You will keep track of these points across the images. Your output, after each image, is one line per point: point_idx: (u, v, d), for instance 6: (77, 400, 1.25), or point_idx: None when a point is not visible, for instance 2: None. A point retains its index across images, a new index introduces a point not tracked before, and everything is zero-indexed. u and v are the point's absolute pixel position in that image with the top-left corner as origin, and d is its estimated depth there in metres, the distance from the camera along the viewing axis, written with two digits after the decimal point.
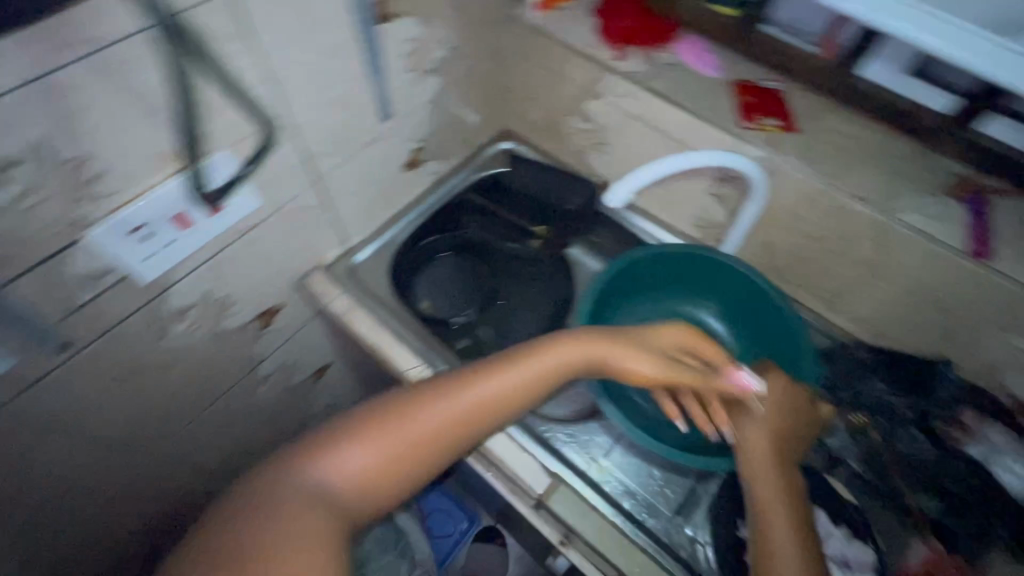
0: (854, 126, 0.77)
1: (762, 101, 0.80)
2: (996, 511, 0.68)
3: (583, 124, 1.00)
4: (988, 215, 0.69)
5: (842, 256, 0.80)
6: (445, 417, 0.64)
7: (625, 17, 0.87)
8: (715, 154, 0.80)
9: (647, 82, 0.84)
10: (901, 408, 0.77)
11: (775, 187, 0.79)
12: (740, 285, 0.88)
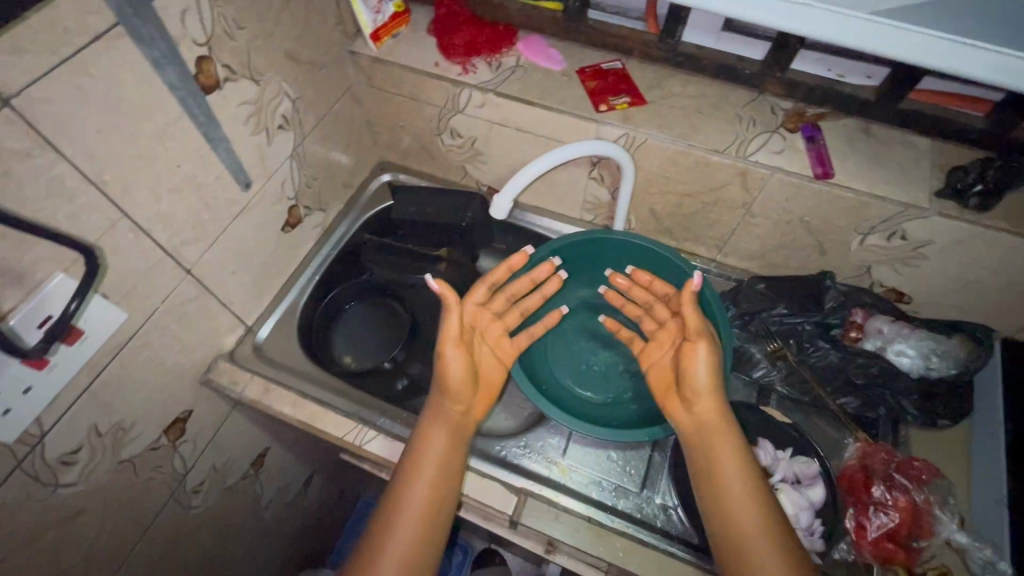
0: (695, 86, 0.83)
1: (607, 83, 0.84)
2: (899, 391, 0.77)
3: (454, 140, 1.00)
4: (823, 139, 0.77)
5: (717, 204, 0.86)
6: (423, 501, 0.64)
7: (460, 31, 0.88)
8: (593, 144, 0.78)
9: (499, 88, 0.86)
10: (803, 324, 0.83)
11: (643, 156, 0.84)
12: (644, 259, 0.90)
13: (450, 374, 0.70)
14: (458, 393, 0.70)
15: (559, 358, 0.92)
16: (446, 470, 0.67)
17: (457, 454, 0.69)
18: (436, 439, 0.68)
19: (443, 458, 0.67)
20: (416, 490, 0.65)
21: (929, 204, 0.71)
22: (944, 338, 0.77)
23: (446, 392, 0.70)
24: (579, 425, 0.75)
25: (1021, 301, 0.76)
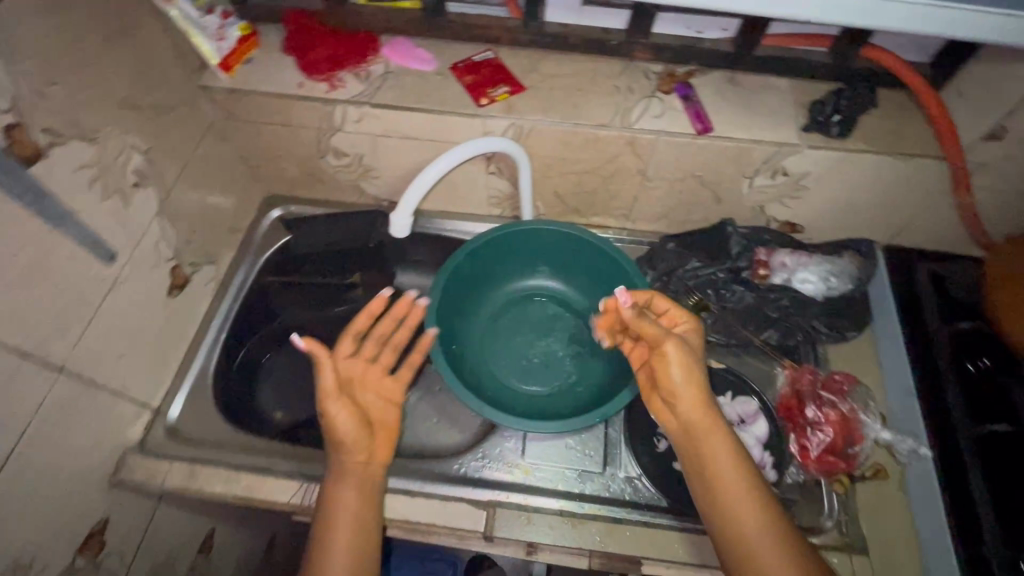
0: (569, 65, 0.83)
1: (483, 75, 0.82)
2: (809, 315, 0.84)
3: (341, 161, 0.94)
4: (696, 96, 0.80)
5: (616, 176, 0.87)
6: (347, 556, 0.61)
7: (319, 46, 0.82)
8: (481, 141, 0.76)
9: (373, 99, 0.81)
10: (717, 273, 0.87)
11: (535, 142, 0.83)
12: (560, 243, 0.91)
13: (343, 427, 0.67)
14: (353, 444, 0.68)
15: (500, 357, 0.92)
16: (361, 522, 0.65)
17: (368, 503, 0.67)
18: (344, 491, 0.66)
19: (355, 507, 0.66)
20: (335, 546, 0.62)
21: (800, 140, 0.76)
22: (837, 257, 0.85)
23: (340, 446, 0.68)
24: (535, 423, 0.73)
25: (891, 210, 0.84)
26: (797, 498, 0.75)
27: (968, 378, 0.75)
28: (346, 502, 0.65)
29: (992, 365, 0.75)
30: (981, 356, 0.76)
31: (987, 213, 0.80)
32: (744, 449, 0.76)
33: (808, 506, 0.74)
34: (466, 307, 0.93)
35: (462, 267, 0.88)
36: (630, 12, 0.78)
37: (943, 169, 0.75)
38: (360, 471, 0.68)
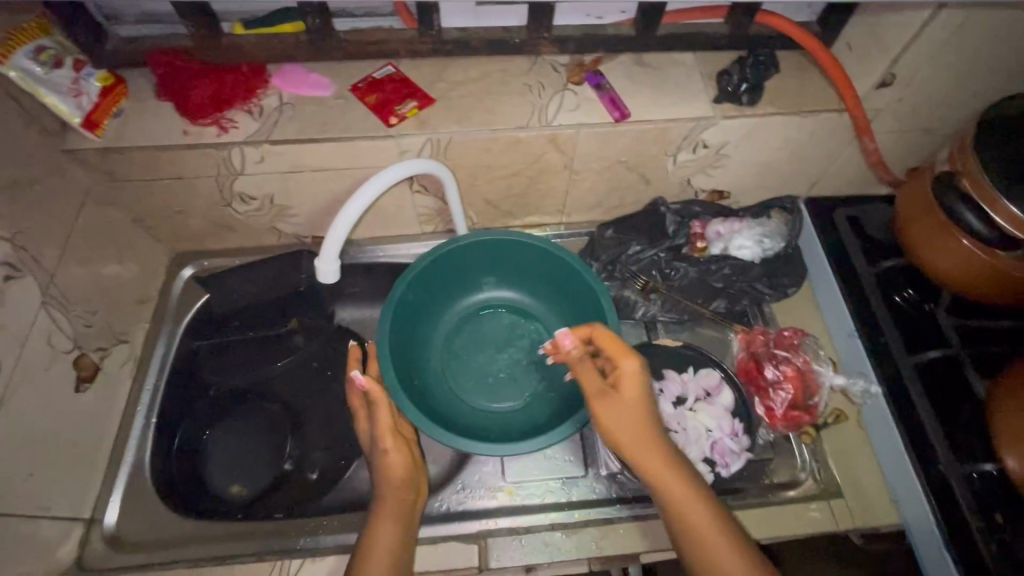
0: (475, 70, 0.80)
1: (387, 95, 0.77)
2: (750, 279, 0.86)
3: (249, 205, 0.86)
4: (608, 83, 0.79)
5: (543, 174, 0.85)
6: None
7: (198, 86, 0.74)
8: (406, 165, 0.69)
9: (272, 136, 0.75)
10: (659, 253, 0.88)
11: (456, 154, 0.79)
12: (504, 251, 0.88)
13: (393, 461, 0.70)
14: (405, 482, 0.70)
15: (465, 381, 0.89)
16: (397, 550, 0.62)
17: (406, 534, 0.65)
18: (386, 519, 0.65)
19: (395, 535, 0.64)
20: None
21: (713, 112, 0.77)
22: (766, 219, 0.88)
23: (391, 481, 0.69)
24: (516, 444, 0.71)
25: (805, 165, 0.87)
26: (773, 457, 0.78)
27: (901, 310, 0.80)
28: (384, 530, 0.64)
29: (917, 295, 0.80)
30: (907, 288, 0.81)
31: (889, 153, 0.85)
32: (712, 425, 0.78)
33: (783, 463, 0.78)
34: (417, 335, 0.88)
35: (406, 297, 0.83)
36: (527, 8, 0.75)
37: (846, 120, 0.79)
38: (403, 504, 0.68)
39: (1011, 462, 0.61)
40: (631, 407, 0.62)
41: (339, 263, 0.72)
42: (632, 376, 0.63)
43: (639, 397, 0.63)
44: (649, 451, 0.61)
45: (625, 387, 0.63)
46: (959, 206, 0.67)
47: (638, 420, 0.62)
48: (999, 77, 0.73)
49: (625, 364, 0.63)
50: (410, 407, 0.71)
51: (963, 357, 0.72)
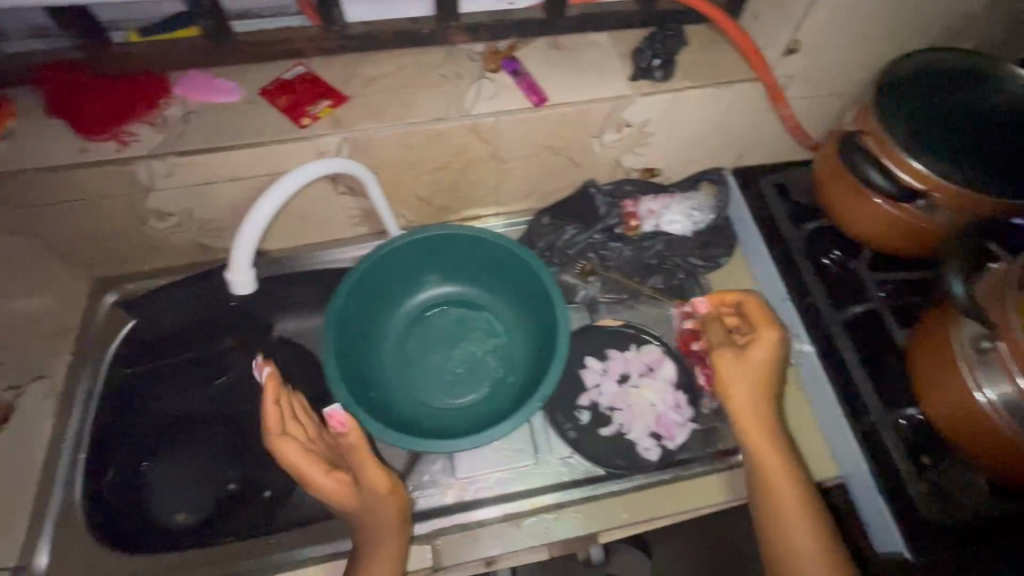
0: (390, 63, 0.78)
1: (298, 95, 0.74)
2: (682, 254, 0.88)
3: (168, 222, 0.82)
4: (525, 68, 0.78)
5: (470, 166, 0.84)
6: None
7: (92, 100, 0.70)
8: (315, 167, 0.66)
9: (178, 147, 0.71)
10: (593, 235, 0.89)
11: (378, 152, 0.77)
12: (444, 246, 0.85)
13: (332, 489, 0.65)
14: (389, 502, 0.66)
15: (422, 384, 0.84)
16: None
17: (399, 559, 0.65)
18: (378, 547, 0.65)
19: (388, 564, 0.64)
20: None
21: (630, 90, 0.77)
22: (693, 193, 0.89)
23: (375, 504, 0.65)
24: (481, 435, 0.71)
25: (729, 137, 0.89)
26: (719, 425, 0.79)
27: (828, 272, 0.81)
28: (378, 559, 0.64)
29: (843, 255, 0.81)
30: (834, 250, 0.82)
31: (807, 118, 0.87)
32: (657, 398, 0.80)
33: (730, 427, 0.79)
34: (370, 347, 0.84)
35: (347, 308, 0.79)
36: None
37: (760, 88, 0.80)
38: (398, 536, 0.66)
39: (935, 406, 0.62)
40: (753, 367, 0.69)
41: (253, 276, 0.72)
42: (766, 344, 0.69)
43: (767, 359, 0.69)
44: (748, 404, 0.68)
45: (757, 353, 0.69)
46: (864, 167, 0.67)
47: (751, 382, 0.69)
48: (899, 36, 0.76)
49: (761, 331, 0.70)
50: (380, 430, 0.69)
51: (883, 308, 0.75)
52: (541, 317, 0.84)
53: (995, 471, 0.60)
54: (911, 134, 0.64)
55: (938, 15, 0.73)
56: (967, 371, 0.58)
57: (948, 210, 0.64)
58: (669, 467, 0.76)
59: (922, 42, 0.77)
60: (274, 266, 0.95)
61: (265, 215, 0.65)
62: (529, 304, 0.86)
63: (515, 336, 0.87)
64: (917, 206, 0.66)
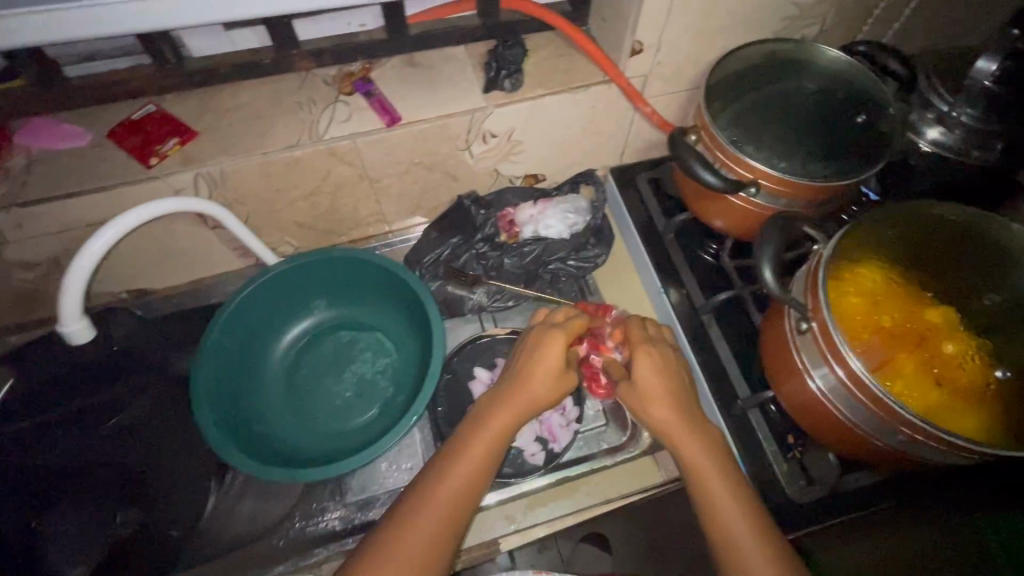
0: (243, 94, 0.77)
1: (144, 133, 0.72)
2: (559, 258, 0.90)
3: (34, 271, 0.81)
4: (379, 89, 0.78)
5: (341, 188, 0.84)
6: (463, 486, 0.58)
7: None
8: (147, 209, 0.66)
9: (19, 198, 0.69)
10: (475, 245, 0.91)
11: (238, 184, 0.77)
12: (323, 270, 0.87)
13: (502, 401, 0.64)
14: (546, 386, 0.65)
15: (312, 413, 0.85)
16: (452, 516, 0.56)
17: (466, 508, 0.57)
18: (464, 465, 0.59)
19: (457, 495, 0.57)
20: (410, 527, 0.54)
21: (485, 102, 0.77)
22: (569, 196, 0.91)
23: (533, 389, 0.64)
24: (352, 461, 0.71)
25: (599, 138, 0.90)
26: (605, 425, 0.81)
27: (705, 265, 0.83)
28: (453, 481, 0.57)
29: (719, 247, 0.83)
30: (711, 242, 0.84)
31: (670, 113, 0.89)
32: None
33: (615, 427, 0.81)
34: (257, 378, 0.86)
35: (222, 343, 0.81)
36: (265, 28, 0.75)
37: (617, 89, 0.81)
38: (477, 477, 0.58)
39: (781, 391, 0.63)
40: (654, 387, 0.64)
41: (89, 326, 0.72)
42: (648, 366, 0.66)
43: (658, 380, 0.65)
44: (675, 424, 0.62)
45: (642, 375, 0.65)
46: (695, 164, 0.66)
47: (662, 402, 0.63)
48: (739, 29, 0.77)
49: (639, 353, 0.67)
50: (253, 465, 0.71)
51: (745, 296, 0.76)
52: (422, 332, 0.85)
53: (841, 449, 0.61)
54: (735, 131, 0.67)
55: (771, 6, 0.75)
56: (797, 355, 0.58)
57: (783, 197, 0.66)
58: (553, 471, 0.77)
59: (762, 32, 0.79)
60: (165, 304, 0.94)
61: (92, 264, 0.65)
62: (413, 322, 0.87)
63: (404, 351, 0.88)
64: (756, 197, 0.67)
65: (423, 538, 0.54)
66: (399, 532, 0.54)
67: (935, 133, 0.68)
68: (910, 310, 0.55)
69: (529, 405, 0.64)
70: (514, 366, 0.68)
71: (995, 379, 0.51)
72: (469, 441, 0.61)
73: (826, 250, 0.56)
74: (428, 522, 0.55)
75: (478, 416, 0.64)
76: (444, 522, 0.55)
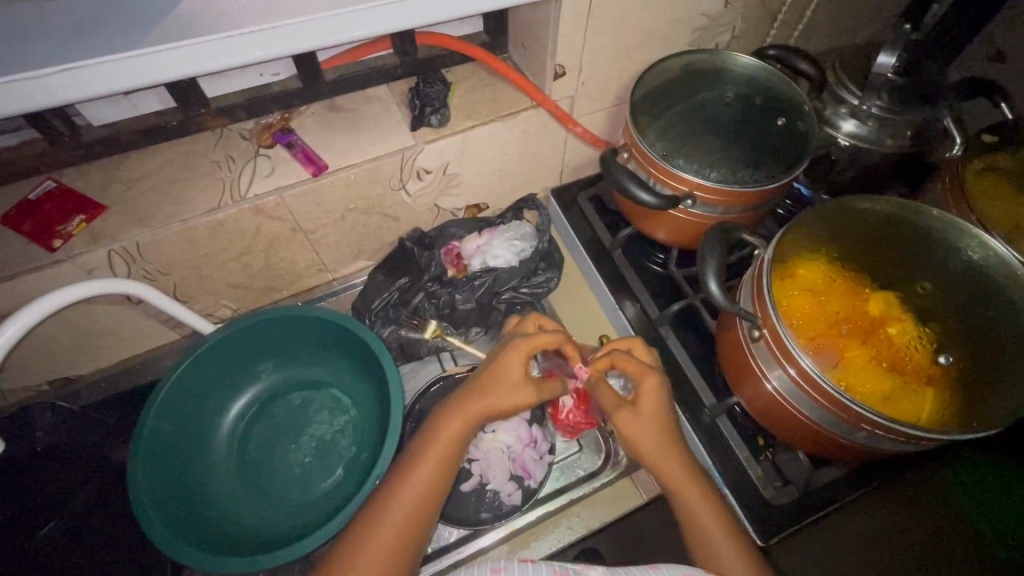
0: (155, 158, 0.72)
1: (41, 214, 0.66)
2: (511, 287, 0.89)
3: None
4: (301, 139, 0.74)
5: (274, 245, 0.80)
6: (421, 494, 0.56)
7: None
8: (25, 314, 0.58)
9: None
10: (425, 285, 0.89)
11: (160, 256, 0.71)
12: (264, 333, 0.82)
13: (461, 403, 0.60)
14: (510, 389, 0.60)
15: (269, 482, 0.80)
16: (408, 530, 0.55)
17: (428, 512, 0.56)
18: (421, 471, 0.57)
19: (416, 505, 0.56)
20: (373, 540, 0.53)
21: (414, 140, 0.75)
22: (511, 223, 0.91)
23: (495, 394, 0.59)
24: (312, 541, 0.66)
25: (536, 162, 0.90)
26: (579, 450, 0.80)
27: (655, 275, 0.83)
28: (410, 492, 0.56)
29: (667, 257, 0.83)
30: (658, 252, 0.84)
31: (601, 129, 0.90)
32: (512, 439, 0.78)
33: (590, 451, 0.80)
34: (207, 455, 0.80)
35: (160, 429, 0.74)
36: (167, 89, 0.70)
37: (546, 113, 0.80)
38: (436, 483, 0.57)
39: (745, 402, 0.63)
40: (651, 422, 0.60)
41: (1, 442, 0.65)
42: (652, 395, 0.60)
43: (655, 413, 0.60)
44: (669, 467, 0.59)
45: (646, 404, 0.60)
46: (628, 184, 0.66)
47: (658, 438, 0.59)
48: (655, 44, 0.78)
49: (647, 381, 0.61)
50: (203, 561, 0.65)
51: (697, 303, 0.77)
52: (379, 383, 0.81)
53: (809, 447, 0.61)
54: (664, 145, 0.67)
55: (683, 19, 0.76)
56: (754, 361, 0.58)
57: (720, 204, 0.66)
58: (532, 506, 0.75)
59: (677, 44, 0.81)
60: (95, 390, 0.86)
61: None
62: (367, 373, 0.83)
63: (364, 405, 0.84)
64: (693, 209, 0.68)
65: (383, 547, 0.53)
66: (359, 541, 0.54)
67: (849, 125, 0.71)
68: (855, 307, 0.56)
69: (494, 411, 0.59)
70: (481, 368, 0.63)
71: (942, 363, 0.52)
72: (428, 451, 0.58)
73: (769, 256, 0.57)
74: (388, 531, 0.54)
75: (431, 425, 0.61)
76: (405, 527, 0.54)
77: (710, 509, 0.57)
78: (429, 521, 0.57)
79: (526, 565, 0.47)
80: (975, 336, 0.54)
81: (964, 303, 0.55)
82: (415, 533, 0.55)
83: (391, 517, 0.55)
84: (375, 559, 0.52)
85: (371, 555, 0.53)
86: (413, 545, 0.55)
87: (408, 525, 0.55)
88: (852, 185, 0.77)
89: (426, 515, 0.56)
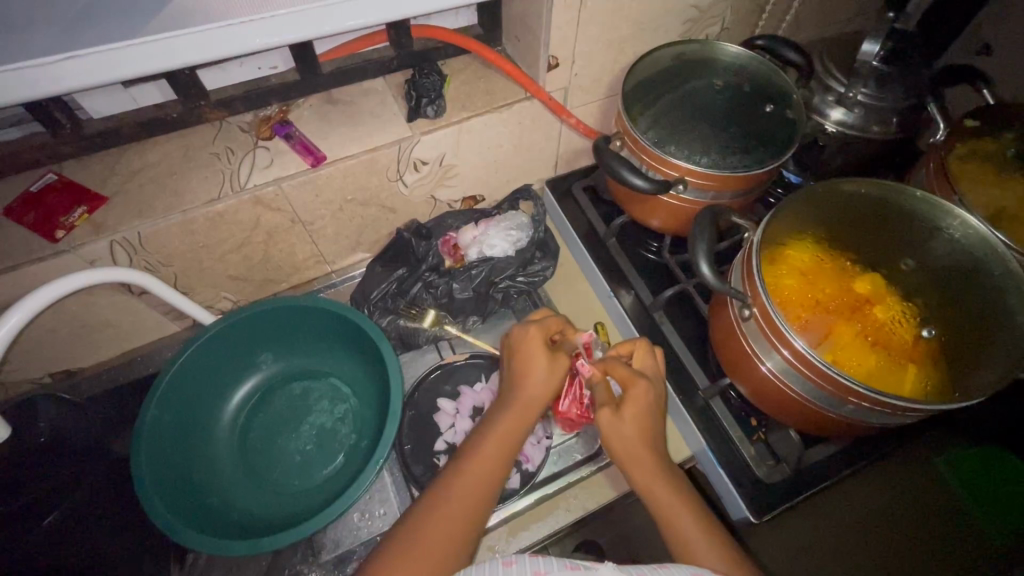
0: (155, 150, 0.73)
1: (41, 206, 0.66)
2: (508, 276, 0.91)
3: None
4: (299, 130, 0.75)
5: (274, 237, 0.81)
6: (473, 488, 0.55)
7: None
8: (25, 301, 0.58)
9: None
10: (422, 275, 0.90)
11: (161, 246, 0.72)
12: (265, 325, 0.83)
13: (500, 407, 0.62)
14: (543, 388, 0.62)
15: (267, 473, 0.80)
16: (461, 524, 0.52)
17: (482, 508, 0.54)
18: (475, 465, 0.56)
19: (469, 500, 0.54)
20: (427, 530, 0.51)
21: (411, 131, 0.76)
22: (507, 214, 0.92)
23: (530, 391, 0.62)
24: (313, 526, 0.67)
25: (531, 153, 0.92)
26: (575, 437, 0.82)
27: (648, 263, 0.84)
28: (461, 485, 0.55)
29: (660, 245, 0.85)
30: (651, 240, 0.86)
31: (594, 121, 0.91)
32: None
33: (586, 436, 0.82)
34: (207, 445, 0.81)
35: (163, 418, 0.75)
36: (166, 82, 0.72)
37: (540, 104, 0.82)
38: (486, 478, 0.56)
39: (739, 382, 0.64)
40: (636, 423, 0.60)
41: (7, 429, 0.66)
42: (640, 398, 0.61)
43: (637, 416, 0.61)
44: (645, 469, 0.59)
45: (628, 406, 0.61)
46: (622, 170, 0.67)
47: (638, 438, 0.60)
48: (646, 36, 0.80)
49: (635, 386, 0.62)
50: (206, 544, 0.66)
51: (691, 289, 0.78)
52: (378, 372, 0.82)
53: (798, 425, 0.63)
54: (656, 133, 0.69)
55: (672, 12, 0.78)
56: (747, 342, 0.60)
57: (710, 189, 0.68)
58: (531, 490, 0.76)
59: (668, 36, 0.82)
60: (96, 382, 0.87)
61: None
62: (366, 363, 0.84)
63: (364, 395, 0.86)
64: (685, 194, 0.69)
65: (435, 540, 0.50)
66: (412, 532, 0.51)
67: (837, 113, 0.73)
68: (841, 287, 0.57)
69: (531, 409, 0.61)
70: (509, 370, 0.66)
71: (924, 337, 0.54)
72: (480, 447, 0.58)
73: (756, 235, 0.58)
74: (442, 523, 0.52)
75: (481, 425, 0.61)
76: (458, 521, 0.52)
77: (691, 508, 0.56)
78: (480, 521, 0.54)
79: (536, 558, 0.47)
80: (953, 313, 0.55)
81: (944, 281, 0.57)
82: (469, 531, 0.52)
83: (445, 510, 0.53)
84: (430, 549, 0.50)
85: (425, 547, 0.50)
86: (466, 543, 0.52)
87: (461, 520, 0.52)
88: (835, 170, 0.80)
89: (479, 513, 0.54)
